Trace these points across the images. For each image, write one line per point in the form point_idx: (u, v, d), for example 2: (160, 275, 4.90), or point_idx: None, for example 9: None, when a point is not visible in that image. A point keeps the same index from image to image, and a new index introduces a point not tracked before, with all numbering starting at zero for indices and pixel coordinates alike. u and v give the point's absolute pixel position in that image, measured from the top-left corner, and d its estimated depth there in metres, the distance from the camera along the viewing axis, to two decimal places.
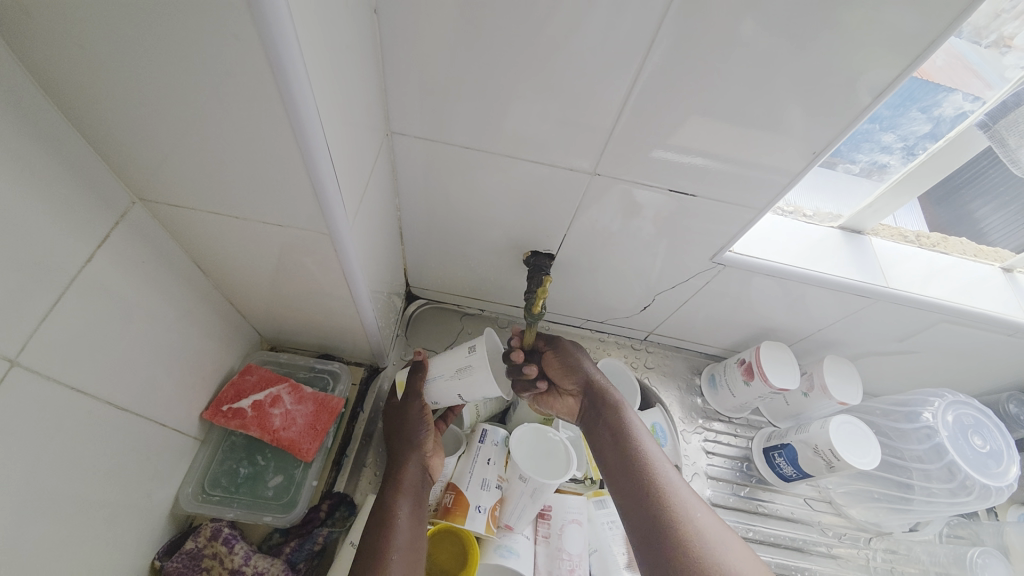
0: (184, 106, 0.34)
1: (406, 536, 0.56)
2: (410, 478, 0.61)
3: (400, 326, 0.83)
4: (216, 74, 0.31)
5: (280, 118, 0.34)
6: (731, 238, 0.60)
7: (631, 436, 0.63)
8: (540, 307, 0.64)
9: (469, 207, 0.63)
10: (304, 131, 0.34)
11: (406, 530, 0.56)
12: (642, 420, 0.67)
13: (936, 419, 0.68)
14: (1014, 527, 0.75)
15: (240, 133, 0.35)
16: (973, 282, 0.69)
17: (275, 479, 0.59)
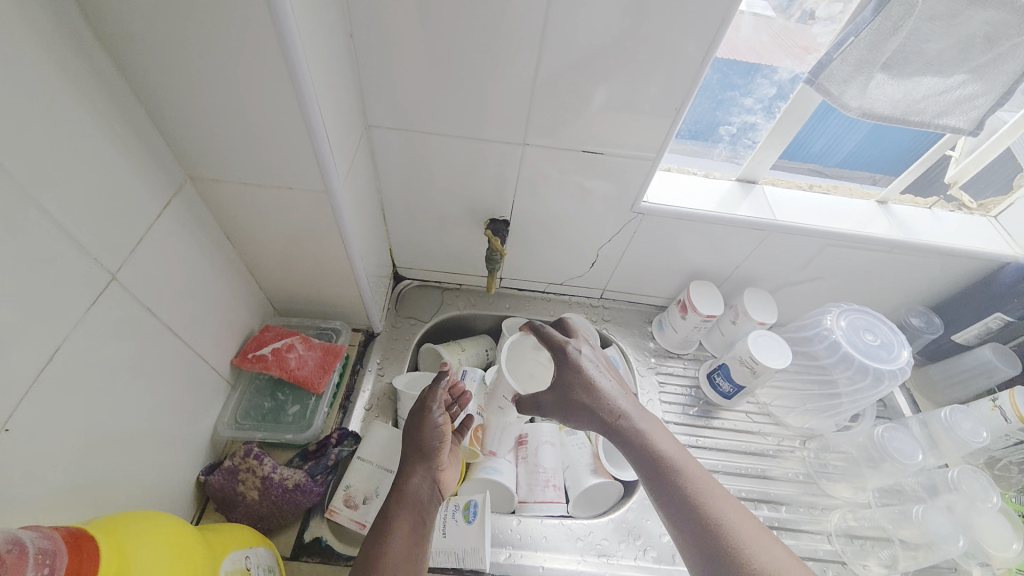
0: (223, 95, 0.50)
1: (397, 557, 0.57)
2: (415, 493, 0.64)
3: (391, 302, 0.99)
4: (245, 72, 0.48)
5: (289, 94, 0.50)
6: (641, 187, 0.76)
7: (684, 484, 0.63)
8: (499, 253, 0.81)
9: (436, 185, 0.79)
10: (304, 101, 0.50)
11: (402, 542, 0.59)
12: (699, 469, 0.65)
13: (832, 324, 0.82)
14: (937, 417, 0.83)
15: (261, 112, 0.52)
16: (851, 211, 0.85)
17: (294, 409, 0.73)
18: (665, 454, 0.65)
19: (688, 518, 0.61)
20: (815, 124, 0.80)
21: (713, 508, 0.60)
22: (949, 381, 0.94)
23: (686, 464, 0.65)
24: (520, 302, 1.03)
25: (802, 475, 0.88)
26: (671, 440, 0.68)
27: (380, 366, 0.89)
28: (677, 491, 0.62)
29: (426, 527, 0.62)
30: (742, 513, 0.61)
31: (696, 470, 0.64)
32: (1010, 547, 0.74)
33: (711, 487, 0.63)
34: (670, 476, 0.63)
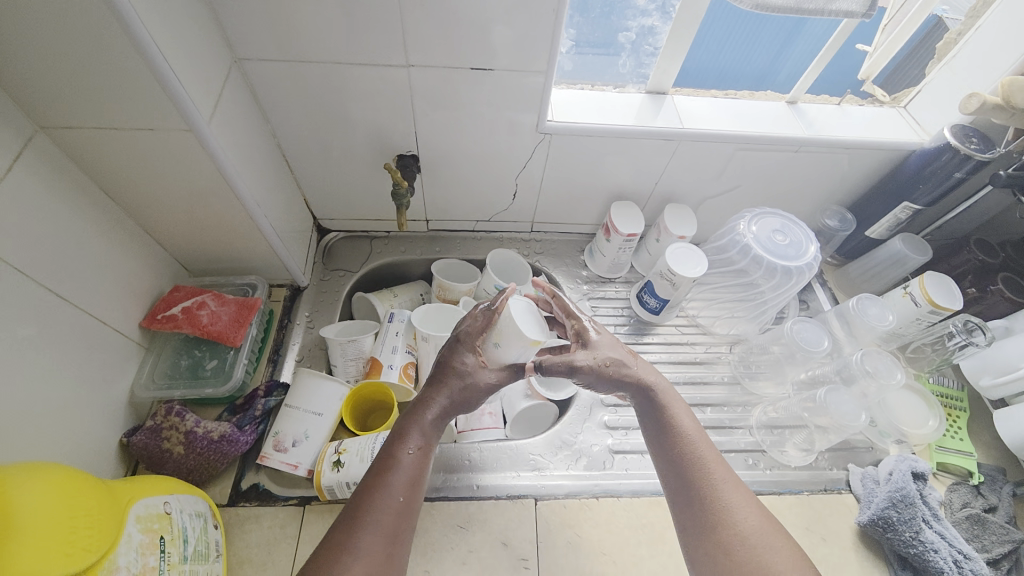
0: (36, 28, 0.45)
1: (409, 475, 0.57)
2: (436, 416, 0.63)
3: (318, 256, 0.97)
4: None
5: (110, 19, 0.45)
6: (541, 104, 0.74)
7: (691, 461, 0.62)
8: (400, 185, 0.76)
9: (331, 121, 0.76)
10: (130, 24, 0.46)
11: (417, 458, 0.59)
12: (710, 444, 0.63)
13: (744, 230, 0.83)
14: (854, 311, 0.86)
15: (89, 45, 0.47)
16: (762, 113, 0.86)
17: (212, 365, 0.72)
18: (682, 426, 0.64)
19: (687, 484, 0.61)
20: (782, 46, 0.95)
21: (717, 488, 0.60)
22: (866, 276, 0.98)
23: (702, 444, 0.63)
24: (450, 243, 1.03)
25: (727, 377, 0.92)
26: (690, 416, 0.66)
27: (309, 318, 0.88)
28: (682, 464, 0.62)
29: (434, 448, 0.61)
30: (752, 502, 0.59)
31: (709, 450, 0.63)
32: (926, 426, 0.81)
33: (722, 470, 0.61)
34: (680, 444, 0.63)
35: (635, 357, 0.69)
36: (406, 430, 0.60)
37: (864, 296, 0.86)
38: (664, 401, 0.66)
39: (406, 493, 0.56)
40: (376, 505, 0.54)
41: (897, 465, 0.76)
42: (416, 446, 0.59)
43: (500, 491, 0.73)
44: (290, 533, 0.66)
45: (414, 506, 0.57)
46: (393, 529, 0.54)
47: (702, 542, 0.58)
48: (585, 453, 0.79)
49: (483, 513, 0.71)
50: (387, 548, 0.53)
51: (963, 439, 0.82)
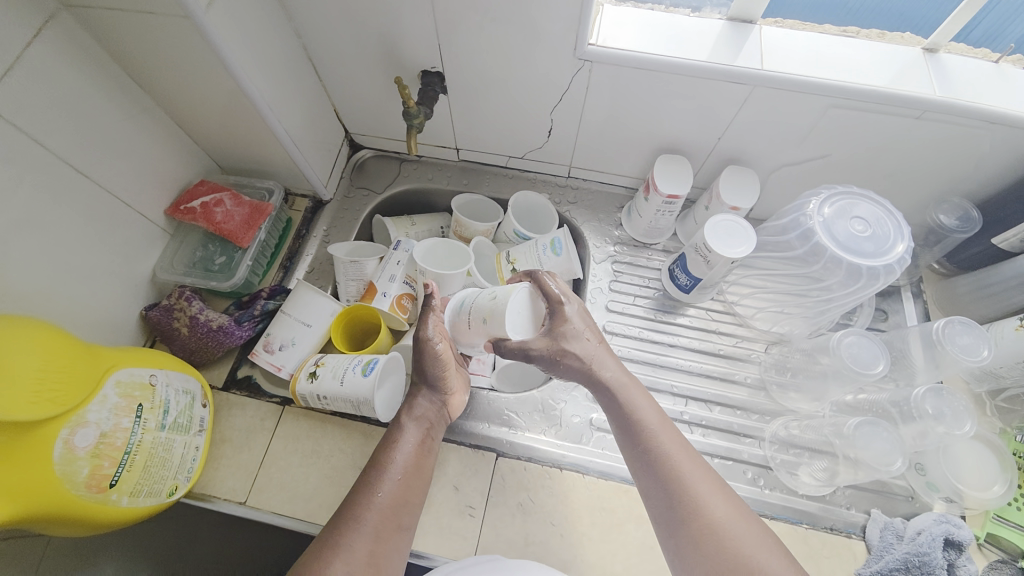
0: None
1: (400, 471, 0.60)
2: (424, 416, 0.66)
3: (349, 171, 0.97)
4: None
5: None
6: (580, 21, 0.62)
7: (659, 455, 0.55)
8: (411, 102, 0.71)
9: (352, 24, 0.70)
10: None
11: (409, 454, 0.61)
12: (674, 432, 0.57)
13: (813, 211, 0.67)
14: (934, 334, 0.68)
15: None
16: (882, 61, 0.65)
17: (222, 261, 0.77)
18: (643, 417, 0.58)
19: (652, 478, 0.54)
20: None
21: (681, 479, 0.53)
22: (979, 295, 0.76)
23: (664, 433, 0.57)
24: (480, 178, 0.96)
25: (752, 379, 0.80)
26: (649, 398, 0.60)
27: (326, 232, 0.90)
28: (646, 455, 0.56)
29: (428, 445, 0.63)
30: (716, 485, 0.53)
31: (671, 433, 0.57)
32: (988, 490, 0.64)
33: (684, 455, 0.55)
34: (641, 433, 0.57)
35: (597, 344, 0.63)
36: (394, 430, 0.63)
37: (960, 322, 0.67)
38: (622, 389, 0.60)
39: (395, 486, 0.58)
40: (365, 501, 0.57)
41: (930, 527, 0.63)
42: (403, 446, 0.62)
43: (467, 438, 0.72)
44: (268, 426, 0.71)
45: (410, 497, 0.59)
46: (386, 522, 0.56)
47: (674, 541, 0.52)
48: (564, 422, 0.75)
49: (442, 454, 0.70)
50: (377, 541, 0.54)
51: None
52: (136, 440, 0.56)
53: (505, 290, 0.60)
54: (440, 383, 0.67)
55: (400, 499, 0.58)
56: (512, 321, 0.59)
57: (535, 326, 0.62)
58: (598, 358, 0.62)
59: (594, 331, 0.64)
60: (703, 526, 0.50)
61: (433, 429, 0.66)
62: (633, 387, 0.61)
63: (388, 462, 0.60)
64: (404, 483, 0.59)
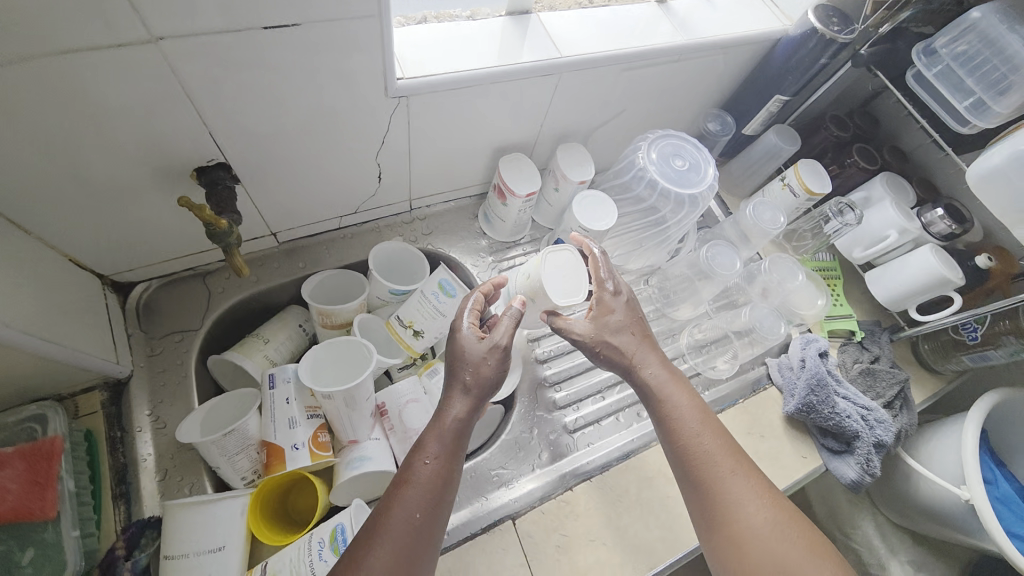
0: None
1: (420, 500, 0.53)
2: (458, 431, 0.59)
3: (133, 322, 0.69)
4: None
5: None
6: (383, 58, 0.54)
7: (696, 452, 0.58)
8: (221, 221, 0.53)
9: (58, 145, 0.47)
10: None
11: (435, 479, 0.55)
12: (722, 437, 0.59)
13: (645, 160, 0.76)
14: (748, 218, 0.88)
15: None
16: (637, 21, 0.75)
17: (27, 555, 0.51)
18: (687, 416, 0.60)
19: (688, 469, 0.58)
20: None
21: (722, 478, 0.56)
22: (746, 173, 1.00)
23: (713, 438, 0.59)
24: (316, 252, 0.81)
25: (652, 313, 0.91)
26: (693, 398, 0.62)
27: (154, 415, 0.65)
28: (679, 446, 0.59)
29: (456, 457, 0.57)
30: (760, 492, 0.56)
31: (717, 434, 0.59)
32: (814, 305, 0.88)
33: (728, 459, 0.57)
34: (677, 426, 0.60)
35: (639, 346, 0.65)
36: (424, 446, 0.57)
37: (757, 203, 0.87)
38: (664, 389, 0.62)
39: (419, 512, 0.52)
40: (386, 526, 0.51)
41: (806, 352, 0.83)
42: (428, 463, 0.55)
43: (476, 525, 0.65)
44: None
45: (427, 535, 0.52)
46: (408, 549, 0.50)
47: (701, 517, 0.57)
48: (545, 444, 0.74)
49: (463, 560, 0.63)
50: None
51: (841, 304, 0.93)
52: None
53: (533, 266, 0.66)
54: (479, 393, 0.60)
55: (424, 522, 0.52)
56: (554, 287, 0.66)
57: (584, 285, 0.67)
58: (641, 357, 0.64)
59: (637, 331, 0.66)
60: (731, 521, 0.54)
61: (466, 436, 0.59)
62: (681, 393, 0.62)
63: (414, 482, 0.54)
64: (428, 503, 0.53)
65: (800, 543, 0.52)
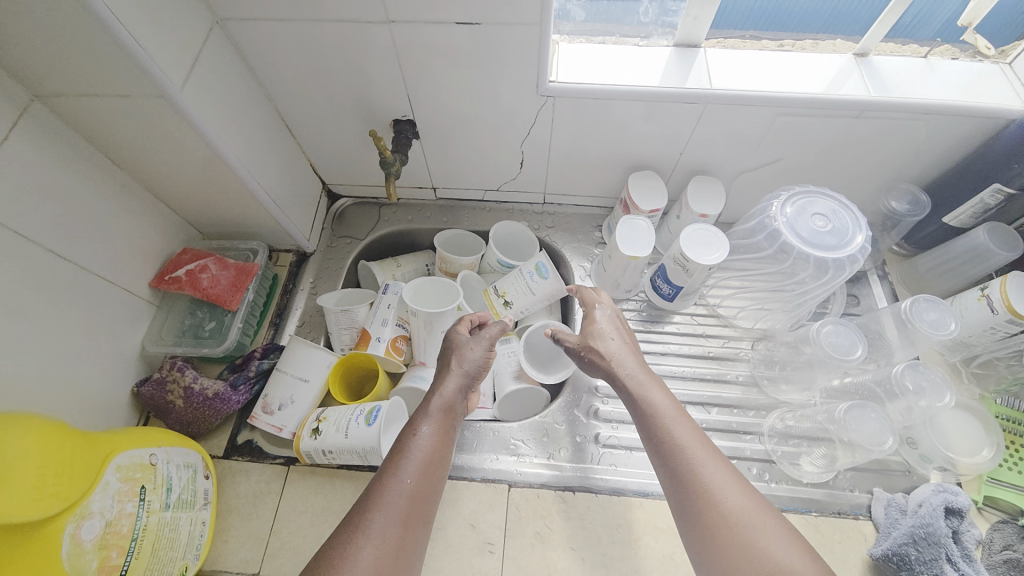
0: None
1: (414, 462, 0.58)
2: (443, 404, 0.65)
3: (328, 220, 0.97)
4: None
5: None
6: (541, 63, 0.66)
7: (674, 450, 0.57)
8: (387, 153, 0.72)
9: (321, 84, 0.73)
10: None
11: (430, 438, 0.60)
12: (700, 434, 0.59)
13: (775, 213, 0.71)
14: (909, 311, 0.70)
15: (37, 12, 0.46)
16: (818, 71, 0.71)
17: (211, 326, 0.76)
18: (662, 409, 0.61)
19: (669, 476, 0.57)
20: None
21: (698, 473, 0.55)
22: (938, 271, 0.81)
23: (690, 435, 0.58)
24: (459, 213, 0.99)
25: (743, 377, 0.82)
26: (671, 400, 0.63)
27: (313, 284, 0.90)
28: (659, 446, 0.59)
29: (452, 429, 0.64)
30: (748, 495, 0.53)
31: (694, 436, 0.58)
32: (976, 454, 0.68)
33: (707, 455, 0.56)
34: (658, 430, 0.60)
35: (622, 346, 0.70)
36: (411, 425, 0.62)
37: (928, 301, 0.70)
38: (643, 387, 0.64)
39: (418, 475, 0.57)
40: (394, 474, 0.56)
41: (929, 497, 0.66)
42: (427, 430, 0.61)
43: (476, 473, 0.72)
44: (274, 489, 0.70)
45: (431, 486, 0.57)
46: (411, 509, 0.54)
47: (694, 533, 0.53)
48: (569, 441, 0.76)
49: (455, 492, 0.70)
50: (403, 532, 0.52)
51: (1022, 473, 0.69)
52: (143, 524, 0.55)
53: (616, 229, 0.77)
54: (471, 377, 0.69)
55: (427, 474, 0.57)
56: (630, 240, 0.76)
57: (641, 246, 0.75)
58: (620, 356, 0.68)
59: (621, 335, 0.71)
60: (726, 521, 0.51)
61: (456, 412, 0.66)
62: (654, 389, 0.64)
63: (411, 448, 0.59)
64: (432, 459, 0.59)
65: (797, 552, 0.48)
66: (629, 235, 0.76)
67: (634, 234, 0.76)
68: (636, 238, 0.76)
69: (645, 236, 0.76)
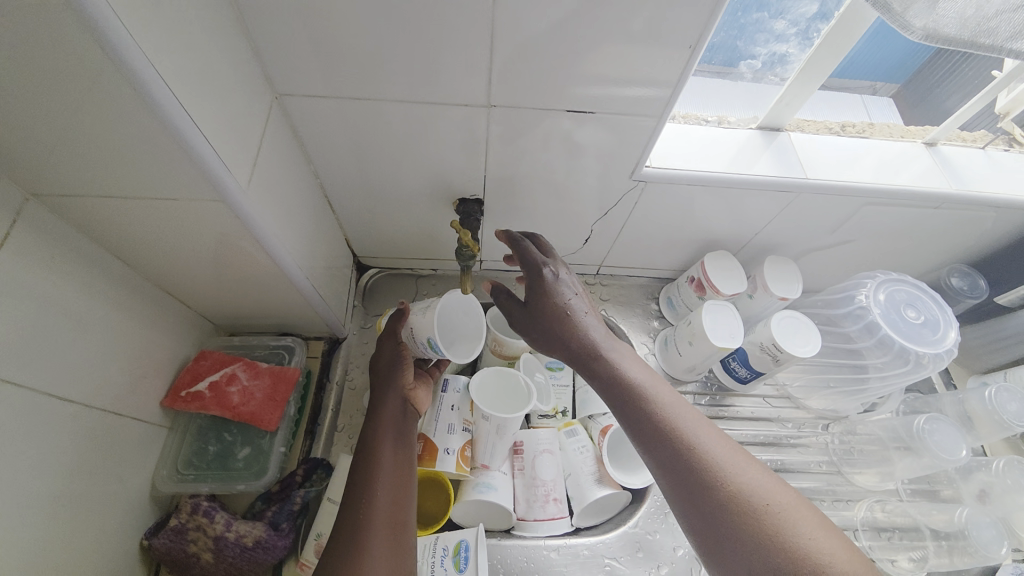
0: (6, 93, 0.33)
1: (386, 478, 0.59)
2: (391, 420, 0.65)
3: (357, 297, 0.85)
4: (28, 31, 0.29)
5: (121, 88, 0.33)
6: (644, 151, 0.61)
7: (679, 445, 0.50)
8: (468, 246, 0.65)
9: (383, 162, 0.63)
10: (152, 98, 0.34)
11: (390, 454, 0.61)
12: (700, 420, 0.52)
13: (869, 299, 0.70)
14: (975, 396, 0.76)
15: (77, 110, 0.34)
16: (899, 160, 0.71)
17: (243, 451, 0.63)
18: (656, 402, 0.53)
19: (681, 481, 0.48)
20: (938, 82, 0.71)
21: (713, 469, 0.48)
22: (989, 346, 0.84)
23: (696, 430, 0.51)
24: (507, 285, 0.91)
25: (825, 465, 0.79)
26: (666, 388, 0.56)
27: (348, 377, 0.77)
28: (660, 439, 0.51)
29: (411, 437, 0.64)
30: (772, 485, 0.47)
31: (700, 427, 0.51)
32: None
33: (719, 448, 0.49)
34: (657, 427, 0.52)
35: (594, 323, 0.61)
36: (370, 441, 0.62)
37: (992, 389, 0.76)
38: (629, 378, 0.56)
39: (390, 492, 0.58)
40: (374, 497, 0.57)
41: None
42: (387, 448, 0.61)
43: None
44: None
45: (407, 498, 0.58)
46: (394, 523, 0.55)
47: (723, 542, 0.45)
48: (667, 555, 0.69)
49: None
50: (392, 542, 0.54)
51: None
52: None
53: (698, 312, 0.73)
54: (398, 384, 0.68)
55: (401, 489, 0.58)
56: (716, 331, 0.71)
57: (735, 334, 0.71)
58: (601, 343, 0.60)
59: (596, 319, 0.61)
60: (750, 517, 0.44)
61: (410, 421, 0.67)
62: (642, 374, 0.57)
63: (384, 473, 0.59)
64: (399, 474, 0.60)
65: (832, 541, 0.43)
66: (718, 320, 0.73)
67: (722, 323, 0.72)
68: (727, 327, 0.72)
69: (734, 325, 0.72)
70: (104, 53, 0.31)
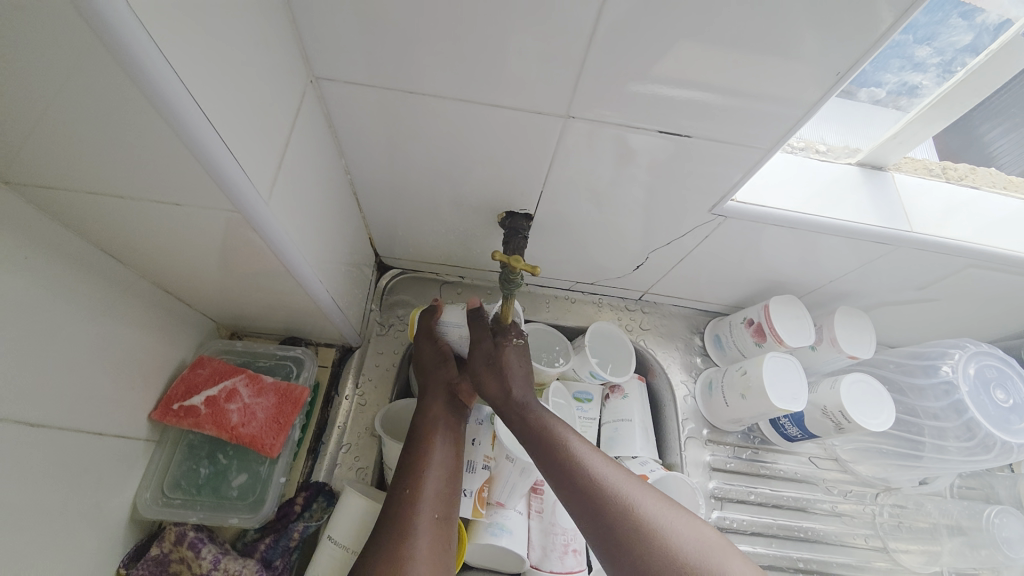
0: None
1: (438, 479, 0.54)
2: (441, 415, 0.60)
3: (375, 300, 0.77)
4: None
5: (115, 66, 0.25)
6: (735, 183, 0.53)
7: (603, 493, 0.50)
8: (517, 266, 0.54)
9: (425, 163, 0.55)
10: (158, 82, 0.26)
11: (443, 455, 0.56)
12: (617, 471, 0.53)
13: (955, 373, 0.65)
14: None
15: (56, 90, 0.26)
16: (1012, 218, 0.63)
17: (239, 478, 0.56)
18: (580, 455, 0.52)
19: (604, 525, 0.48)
20: None
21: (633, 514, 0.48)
22: None
23: (616, 478, 0.51)
24: (539, 302, 0.82)
25: (870, 539, 0.72)
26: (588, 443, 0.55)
27: (359, 390, 0.69)
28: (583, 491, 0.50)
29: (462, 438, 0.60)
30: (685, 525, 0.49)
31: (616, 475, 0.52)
32: None
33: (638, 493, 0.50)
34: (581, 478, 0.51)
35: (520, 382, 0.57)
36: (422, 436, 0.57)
37: None
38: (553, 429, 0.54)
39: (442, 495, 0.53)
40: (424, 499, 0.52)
41: None
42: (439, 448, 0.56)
43: None
44: None
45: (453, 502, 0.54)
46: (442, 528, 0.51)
47: None
48: None
49: None
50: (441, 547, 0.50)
51: None
52: None
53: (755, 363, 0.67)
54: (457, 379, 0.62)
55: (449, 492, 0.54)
56: (778, 393, 0.64)
57: (802, 394, 0.65)
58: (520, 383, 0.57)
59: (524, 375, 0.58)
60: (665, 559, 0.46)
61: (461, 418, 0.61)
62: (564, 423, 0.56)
63: (433, 469, 0.55)
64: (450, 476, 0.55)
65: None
66: (781, 373, 0.66)
67: (784, 381, 0.65)
68: (790, 387, 0.65)
69: (796, 386, 0.65)
70: (93, 24, 0.23)
